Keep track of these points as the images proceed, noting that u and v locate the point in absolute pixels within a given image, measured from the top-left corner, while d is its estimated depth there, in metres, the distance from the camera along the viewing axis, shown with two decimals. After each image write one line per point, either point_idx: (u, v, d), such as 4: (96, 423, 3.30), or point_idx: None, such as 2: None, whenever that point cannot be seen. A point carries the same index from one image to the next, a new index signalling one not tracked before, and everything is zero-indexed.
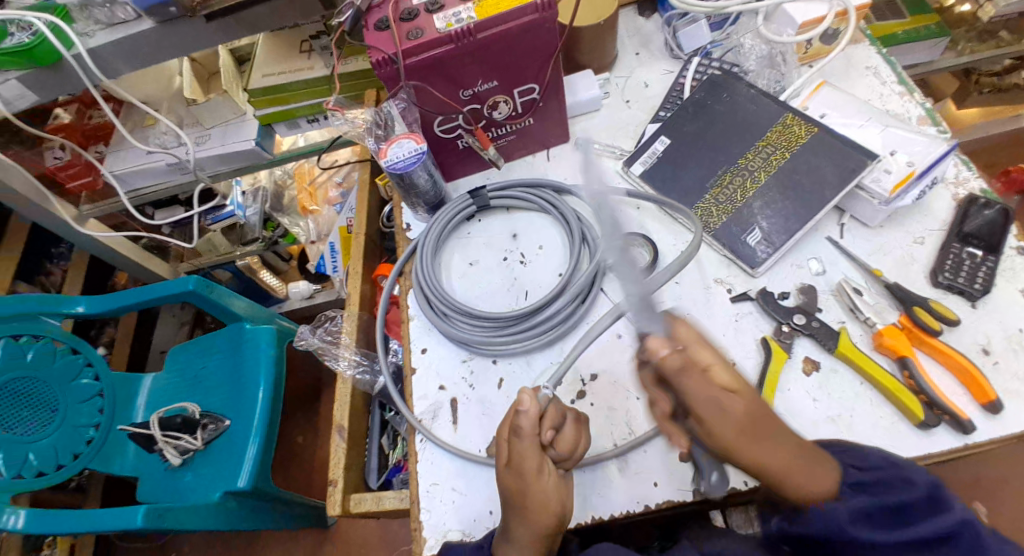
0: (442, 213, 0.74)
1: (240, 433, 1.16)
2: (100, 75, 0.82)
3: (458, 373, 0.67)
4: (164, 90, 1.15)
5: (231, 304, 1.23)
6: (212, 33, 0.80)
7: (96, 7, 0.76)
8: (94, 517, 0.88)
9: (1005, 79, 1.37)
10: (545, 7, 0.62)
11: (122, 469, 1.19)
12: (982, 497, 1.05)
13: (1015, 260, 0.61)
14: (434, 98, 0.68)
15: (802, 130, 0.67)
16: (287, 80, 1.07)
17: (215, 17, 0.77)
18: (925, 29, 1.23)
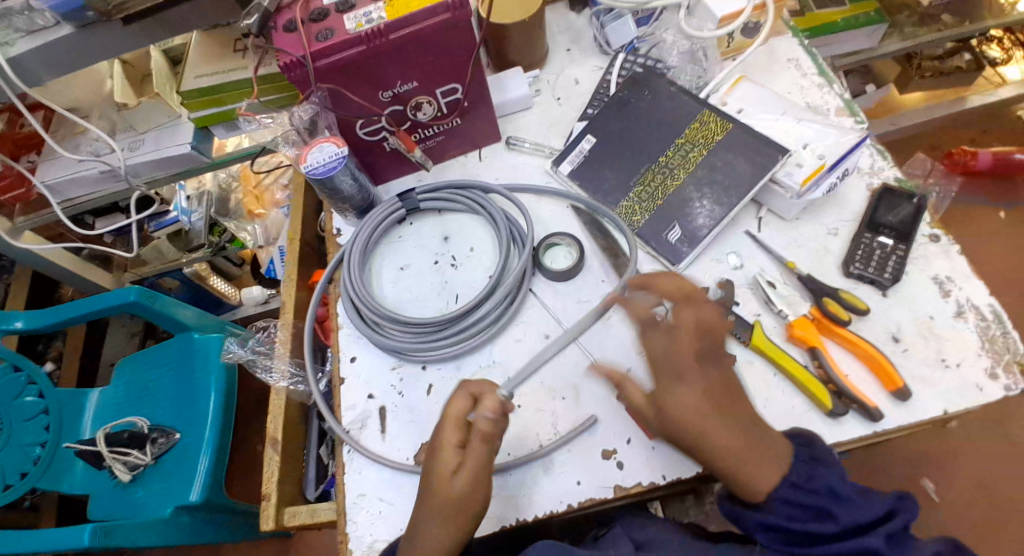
0: (371, 217, 0.73)
1: (192, 446, 1.14)
2: (23, 86, 0.77)
3: (388, 380, 0.66)
4: (93, 96, 1.09)
5: (178, 313, 1.19)
6: (133, 38, 0.76)
7: (14, 14, 0.72)
8: (31, 540, 0.84)
9: (945, 62, 1.45)
10: (457, 6, 0.60)
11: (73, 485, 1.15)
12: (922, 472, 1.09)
13: (927, 247, 0.63)
14: (351, 102, 0.66)
15: (716, 126, 0.67)
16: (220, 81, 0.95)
17: (133, 21, 0.73)
18: (862, 16, 1.26)
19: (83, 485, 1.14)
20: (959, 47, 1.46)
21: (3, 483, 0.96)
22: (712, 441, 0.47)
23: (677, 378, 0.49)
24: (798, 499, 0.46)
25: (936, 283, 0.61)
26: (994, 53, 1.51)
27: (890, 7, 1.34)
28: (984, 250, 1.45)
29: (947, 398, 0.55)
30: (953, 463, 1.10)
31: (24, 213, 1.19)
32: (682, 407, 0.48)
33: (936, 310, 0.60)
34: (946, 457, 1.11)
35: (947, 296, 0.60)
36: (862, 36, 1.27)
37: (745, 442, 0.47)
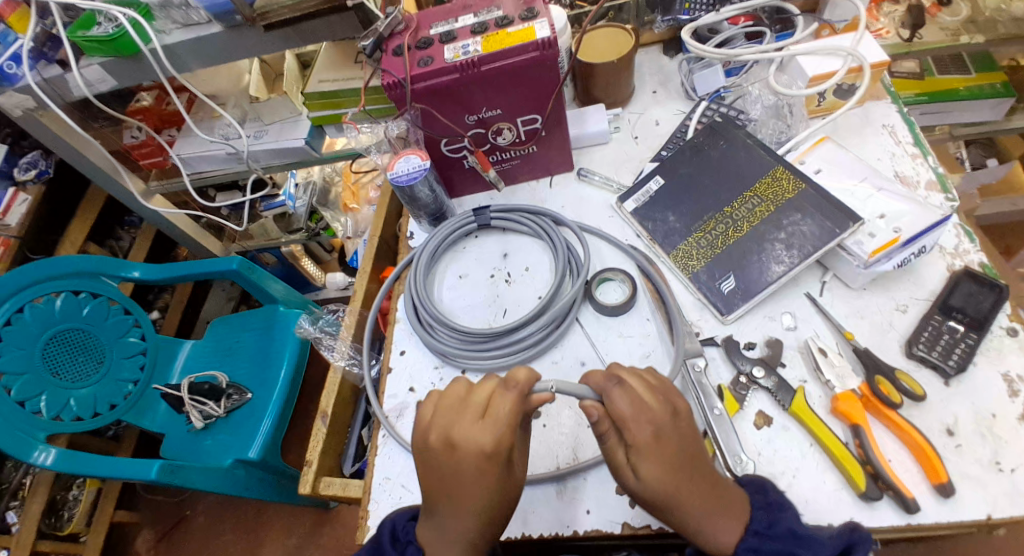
0: (444, 226, 0.79)
1: (261, 406, 1.28)
2: (170, 68, 0.91)
3: (429, 378, 0.72)
4: (233, 86, 1.29)
5: (269, 286, 1.33)
6: (270, 42, 0.88)
7: (174, 9, 0.86)
8: (109, 465, 0.97)
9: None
10: (545, 46, 0.66)
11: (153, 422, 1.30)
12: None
13: (1001, 340, 0.58)
14: (439, 122, 0.73)
15: (790, 184, 0.67)
16: (341, 87, 1.08)
17: (272, 28, 0.84)
18: (989, 87, 1.17)
19: (161, 425, 1.30)
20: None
21: (92, 411, 1.06)
22: (681, 500, 0.49)
23: (653, 444, 0.50)
24: (763, 547, 0.48)
25: (1004, 380, 0.56)
26: None
27: None
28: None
29: (994, 504, 0.51)
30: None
31: (159, 178, 1.39)
32: (664, 467, 0.49)
33: (999, 408, 0.55)
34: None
35: (1015, 396, 0.55)
36: (986, 108, 1.20)
37: (709, 497, 0.50)
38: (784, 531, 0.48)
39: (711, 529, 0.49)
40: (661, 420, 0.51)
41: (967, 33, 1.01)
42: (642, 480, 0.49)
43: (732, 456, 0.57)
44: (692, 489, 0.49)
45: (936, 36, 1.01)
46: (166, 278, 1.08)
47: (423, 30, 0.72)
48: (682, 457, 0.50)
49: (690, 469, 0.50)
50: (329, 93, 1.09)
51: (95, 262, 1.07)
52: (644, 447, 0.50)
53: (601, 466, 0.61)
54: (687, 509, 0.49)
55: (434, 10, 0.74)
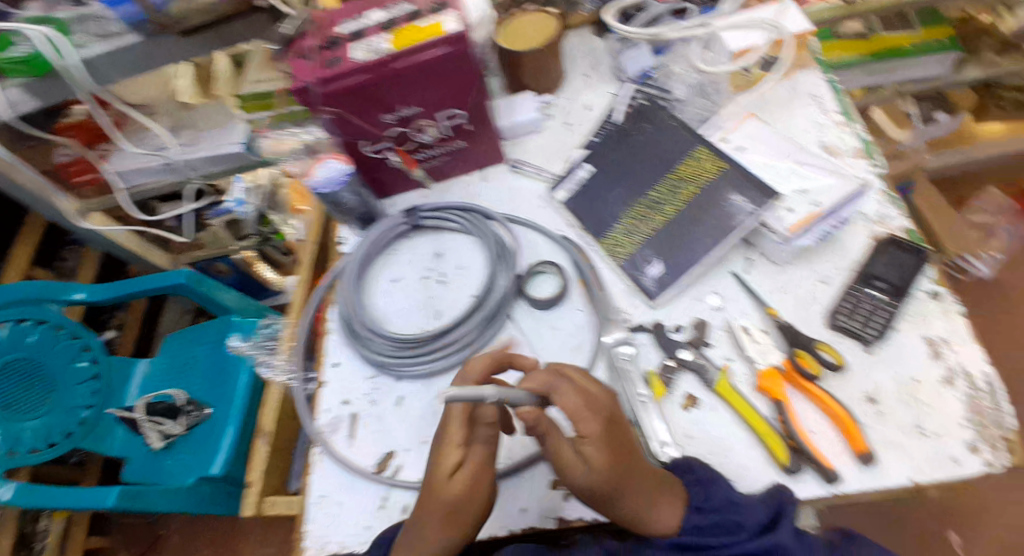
0: (374, 229, 0.77)
1: (220, 418, 1.26)
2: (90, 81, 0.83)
3: (362, 388, 0.70)
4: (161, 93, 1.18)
5: (221, 297, 1.28)
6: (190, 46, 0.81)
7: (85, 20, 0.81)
8: (76, 496, 0.98)
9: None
10: (456, 41, 0.63)
11: (111, 447, 1.30)
12: (954, 526, 1.10)
13: (925, 304, 0.59)
14: (356, 125, 0.70)
15: (710, 165, 0.66)
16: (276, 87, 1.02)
17: (189, 33, 0.78)
18: (937, 42, 1.19)
19: (121, 449, 1.30)
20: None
21: (45, 442, 1.03)
22: (629, 489, 0.47)
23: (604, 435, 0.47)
24: (706, 523, 0.48)
25: (927, 343, 0.57)
26: None
27: (969, 33, 1.24)
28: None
29: (917, 468, 0.51)
30: (981, 524, 1.10)
31: (94, 195, 1.30)
32: (616, 455, 0.47)
33: (921, 372, 0.56)
34: (959, 511, 1.11)
35: (938, 358, 0.56)
36: (935, 62, 1.22)
37: (652, 483, 0.49)
38: (722, 500, 0.49)
39: (654, 516, 0.48)
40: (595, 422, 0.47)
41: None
42: (590, 474, 0.47)
43: (660, 443, 0.56)
44: (637, 476, 0.48)
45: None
46: (113, 298, 1.01)
47: (333, 27, 0.67)
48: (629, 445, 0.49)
49: (635, 460, 0.48)
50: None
51: (37, 285, 0.98)
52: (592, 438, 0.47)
53: (536, 466, 0.60)
54: (634, 497, 0.48)
55: (343, 6, 0.71)
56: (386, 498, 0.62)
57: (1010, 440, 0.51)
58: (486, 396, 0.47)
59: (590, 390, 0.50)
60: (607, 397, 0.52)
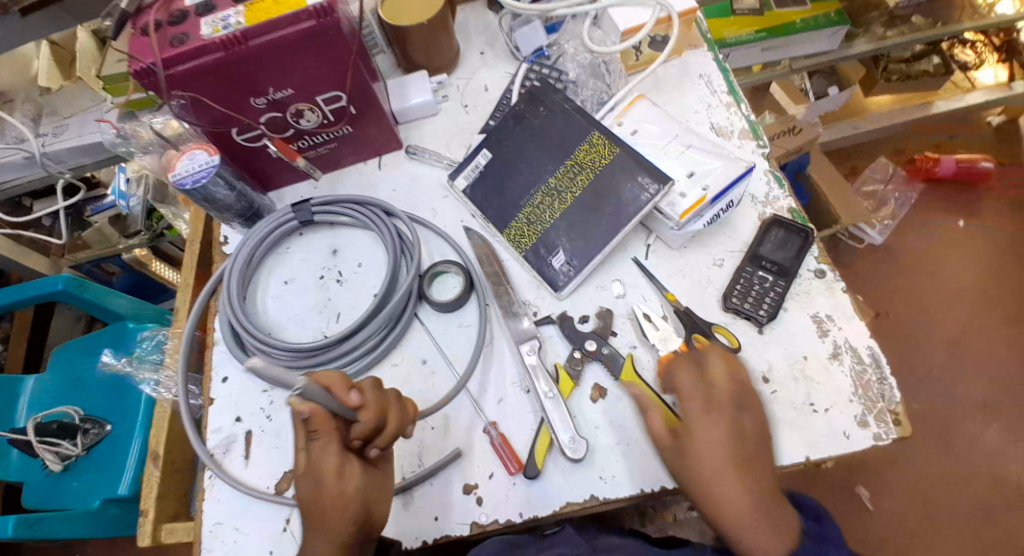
0: (256, 229, 0.70)
1: (124, 434, 1.17)
2: None
3: (256, 404, 0.64)
4: (20, 79, 1.06)
5: (109, 301, 1.18)
6: (39, 27, 0.69)
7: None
8: None
9: (913, 67, 1.41)
10: (323, 13, 0.56)
11: (7, 471, 1.21)
12: (864, 482, 1.21)
13: (811, 283, 0.61)
14: (221, 110, 0.63)
15: (606, 149, 0.64)
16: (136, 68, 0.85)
17: (32, 12, 0.65)
18: (824, 17, 1.21)
19: (18, 474, 1.21)
20: (929, 49, 1.41)
21: None
22: (723, 492, 0.48)
23: (708, 424, 0.51)
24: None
25: (815, 322, 0.59)
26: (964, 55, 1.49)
27: (857, 7, 1.29)
28: (956, 273, 1.41)
29: (812, 445, 0.54)
30: (885, 480, 1.21)
31: None
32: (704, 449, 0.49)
33: (811, 350, 0.58)
34: (864, 466, 1.22)
35: (824, 336, 0.58)
36: (824, 37, 1.24)
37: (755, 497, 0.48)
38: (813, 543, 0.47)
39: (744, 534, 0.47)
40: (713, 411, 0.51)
41: None
42: (689, 463, 0.50)
43: (569, 438, 0.56)
44: (734, 478, 0.48)
45: None
46: None
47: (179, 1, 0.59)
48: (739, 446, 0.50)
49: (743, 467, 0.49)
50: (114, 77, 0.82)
51: None
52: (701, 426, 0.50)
53: (446, 471, 0.58)
54: (731, 502, 0.47)
55: None
56: (288, 520, 0.58)
57: (895, 413, 0.54)
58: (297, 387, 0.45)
59: (713, 384, 0.53)
60: (730, 392, 0.52)
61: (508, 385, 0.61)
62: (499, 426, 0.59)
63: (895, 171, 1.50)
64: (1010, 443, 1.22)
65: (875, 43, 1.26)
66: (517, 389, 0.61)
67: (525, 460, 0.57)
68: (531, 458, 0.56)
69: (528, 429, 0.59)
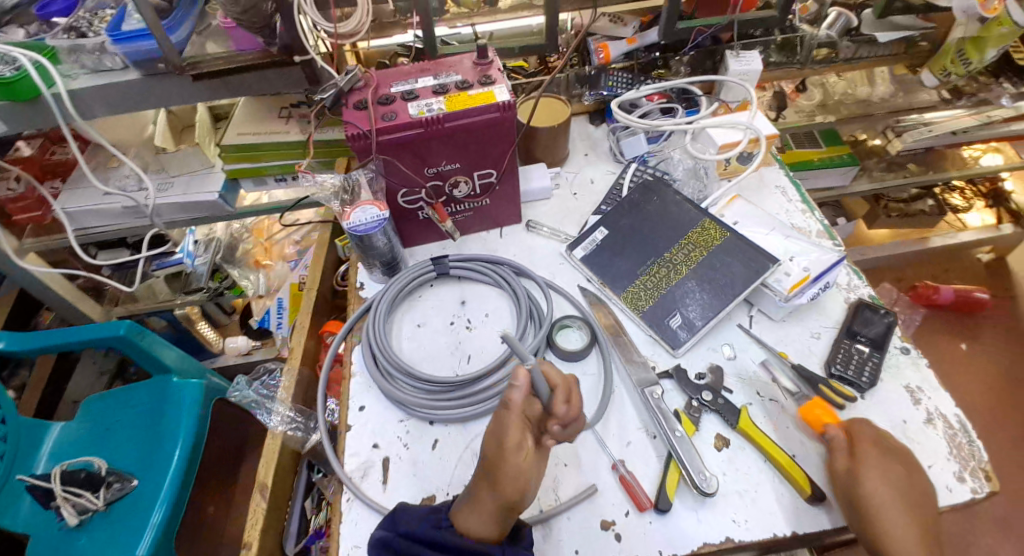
0: (401, 277, 0.79)
1: (149, 493, 1.00)
2: (74, 114, 0.84)
3: (394, 432, 0.69)
4: (135, 137, 1.10)
5: (161, 353, 1.09)
6: (195, 91, 0.85)
7: (87, 54, 0.84)
8: None
9: (911, 206, 1.62)
10: (506, 108, 0.70)
11: (11, 526, 0.98)
12: None
13: (898, 357, 0.70)
14: (400, 172, 0.74)
15: (716, 233, 0.77)
16: (259, 140, 0.97)
17: (202, 78, 0.82)
18: (838, 158, 1.41)
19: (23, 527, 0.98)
20: (922, 193, 1.64)
21: None
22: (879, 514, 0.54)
23: (873, 460, 0.57)
24: None
25: (908, 391, 0.68)
26: (956, 199, 1.71)
27: (862, 152, 1.51)
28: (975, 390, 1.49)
29: None
30: None
31: (35, 236, 1.10)
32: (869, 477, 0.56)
33: (908, 415, 0.66)
34: None
35: (918, 403, 0.66)
36: (839, 174, 1.42)
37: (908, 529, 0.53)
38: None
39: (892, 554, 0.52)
40: (878, 449, 0.58)
41: (819, 113, 1.24)
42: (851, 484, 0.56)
43: (700, 475, 0.61)
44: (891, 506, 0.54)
45: (794, 117, 1.25)
46: (34, 349, 0.98)
47: (384, 88, 0.73)
48: (906, 488, 0.56)
49: (902, 501, 0.55)
50: (287, 145, 0.97)
51: None
52: (881, 470, 0.56)
53: (582, 507, 0.62)
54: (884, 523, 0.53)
55: (393, 70, 0.77)
56: None
57: (986, 470, 0.61)
58: (527, 359, 0.52)
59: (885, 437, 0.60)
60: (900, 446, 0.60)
61: (634, 431, 0.67)
62: (627, 464, 0.64)
63: (900, 295, 1.60)
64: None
65: (874, 182, 1.47)
66: (643, 433, 0.67)
67: (654, 497, 0.62)
68: (664, 488, 0.61)
69: (656, 468, 0.64)
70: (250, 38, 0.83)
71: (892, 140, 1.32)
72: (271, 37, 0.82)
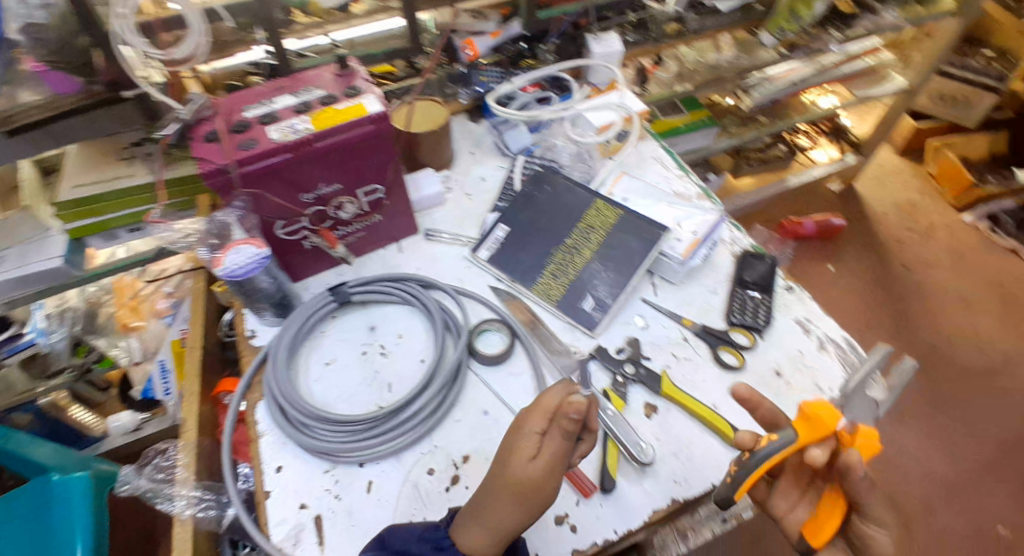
0: (297, 315, 0.73)
1: None
2: None
3: (320, 485, 0.64)
4: None
5: (30, 451, 0.91)
6: (15, 150, 0.71)
7: None
8: None
9: (767, 152, 1.80)
10: (380, 120, 0.67)
11: None
12: None
13: (786, 296, 0.77)
14: (273, 203, 0.68)
15: (610, 212, 0.80)
16: (99, 190, 0.83)
17: (18, 132, 0.69)
18: (700, 121, 1.52)
19: None
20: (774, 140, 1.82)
21: None
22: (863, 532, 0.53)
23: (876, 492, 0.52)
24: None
25: (799, 324, 0.74)
26: (802, 140, 1.92)
27: (719, 111, 1.64)
28: (847, 300, 1.68)
29: None
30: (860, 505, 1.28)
31: None
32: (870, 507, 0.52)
33: (803, 346, 0.72)
34: None
35: (809, 333, 0.73)
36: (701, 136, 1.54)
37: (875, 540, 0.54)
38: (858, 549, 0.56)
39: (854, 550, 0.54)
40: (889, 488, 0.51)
41: (678, 83, 1.32)
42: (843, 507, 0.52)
43: (635, 447, 0.63)
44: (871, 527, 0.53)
45: (658, 89, 1.32)
46: None
47: (238, 115, 0.66)
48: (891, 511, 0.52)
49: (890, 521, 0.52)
50: (133, 191, 0.83)
51: None
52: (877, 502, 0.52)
53: None
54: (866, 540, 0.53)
55: (242, 93, 0.70)
56: None
57: None
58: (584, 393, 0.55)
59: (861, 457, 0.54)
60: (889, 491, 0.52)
61: None
62: None
63: (771, 235, 1.77)
64: (948, 458, 1.35)
65: (732, 138, 1.60)
66: None
67: (597, 480, 0.63)
68: (606, 470, 0.62)
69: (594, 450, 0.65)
70: (66, 79, 0.68)
71: (745, 95, 1.47)
72: (92, 76, 0.70)
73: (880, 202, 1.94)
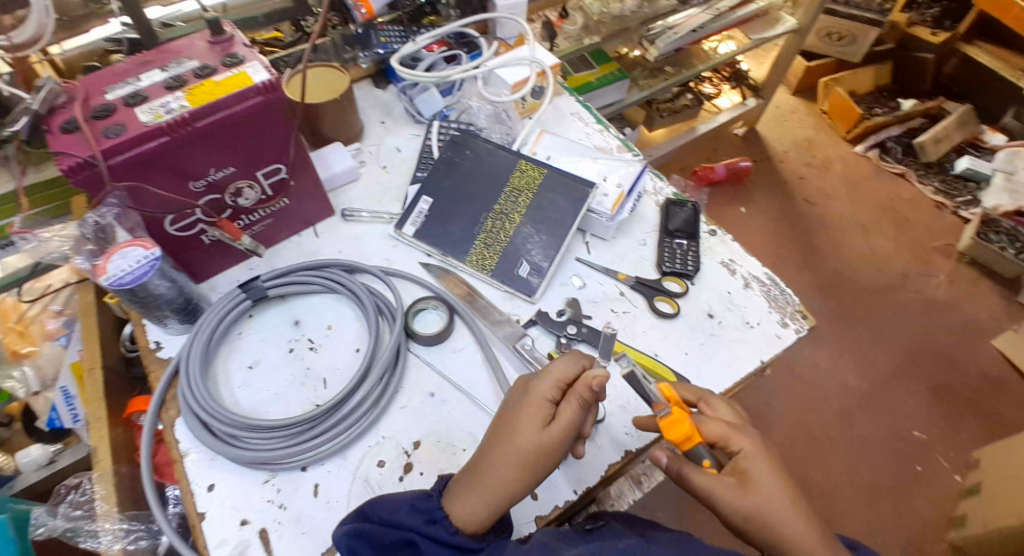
0: (207, 317, 0.65)
1: None
2: None
3: (261, 497, 0.58)
4: None
5: None
6: None
7: None
8: None
9: (676, 102, 1.84)
10: (269, 89, 0.59)
11: None
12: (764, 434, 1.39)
13: (710, 240, 0.80)
14: (156, 196, 0.60)
15: (535, 172, 0.77)
16: None
17: None
18: (610, 75, 1.52)
19: None
20: (681, 90, 1.87)
21: None
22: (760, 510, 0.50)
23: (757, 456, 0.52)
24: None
25: (724, 265, 0.77)
26: (706, 88, 1.99)
27: (627, 64, 1.65)
28: (760, 238, 1.79)
29: (761, 352, 0.70)
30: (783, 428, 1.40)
31: None
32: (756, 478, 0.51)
33: (731, 286, 0.75)
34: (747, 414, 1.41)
35: (735, 273, 0.76)
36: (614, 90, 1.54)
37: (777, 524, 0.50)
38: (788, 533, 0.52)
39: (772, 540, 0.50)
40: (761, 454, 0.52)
41: (586, 36, 1.31)
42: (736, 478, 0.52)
43: None
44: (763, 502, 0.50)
45: (567, 44, 1.30)
46: None
47: (96, 98, 0.56)
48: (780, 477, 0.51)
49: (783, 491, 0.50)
50: None
51: None
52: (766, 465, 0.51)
53: None
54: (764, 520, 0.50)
55: (99, 72, 0.59)
56: None
57: (801, 311, 0.73)
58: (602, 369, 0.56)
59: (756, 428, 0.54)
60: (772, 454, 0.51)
61: None
62: None
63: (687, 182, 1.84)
64: (860, 371, 1.50)
65: (643, 90, 1.62)
66: None
67: None
68: None
69: None
70: None
71: (649, 47, 1.46)
72: None
73: (781, 142, 2.06)
